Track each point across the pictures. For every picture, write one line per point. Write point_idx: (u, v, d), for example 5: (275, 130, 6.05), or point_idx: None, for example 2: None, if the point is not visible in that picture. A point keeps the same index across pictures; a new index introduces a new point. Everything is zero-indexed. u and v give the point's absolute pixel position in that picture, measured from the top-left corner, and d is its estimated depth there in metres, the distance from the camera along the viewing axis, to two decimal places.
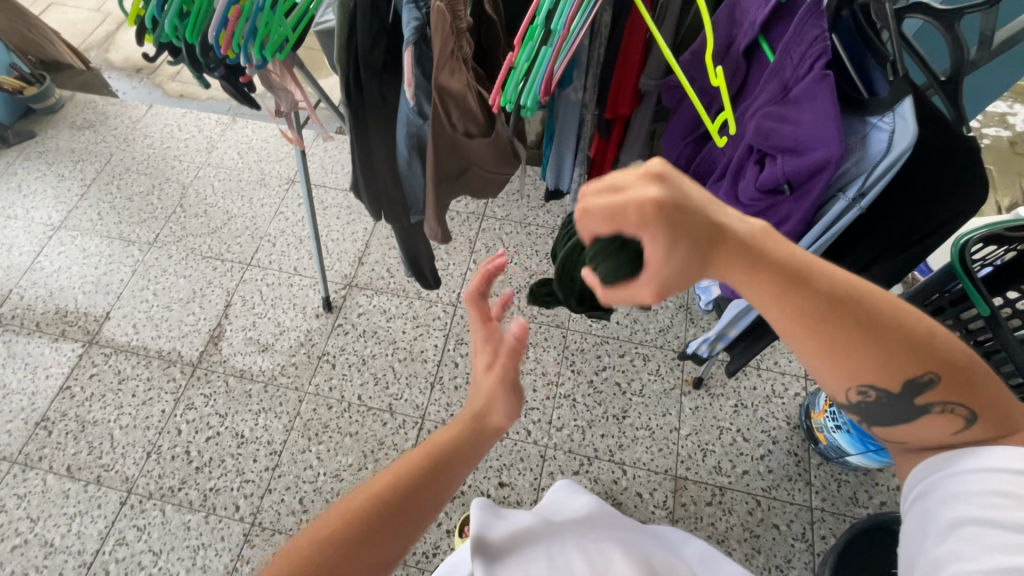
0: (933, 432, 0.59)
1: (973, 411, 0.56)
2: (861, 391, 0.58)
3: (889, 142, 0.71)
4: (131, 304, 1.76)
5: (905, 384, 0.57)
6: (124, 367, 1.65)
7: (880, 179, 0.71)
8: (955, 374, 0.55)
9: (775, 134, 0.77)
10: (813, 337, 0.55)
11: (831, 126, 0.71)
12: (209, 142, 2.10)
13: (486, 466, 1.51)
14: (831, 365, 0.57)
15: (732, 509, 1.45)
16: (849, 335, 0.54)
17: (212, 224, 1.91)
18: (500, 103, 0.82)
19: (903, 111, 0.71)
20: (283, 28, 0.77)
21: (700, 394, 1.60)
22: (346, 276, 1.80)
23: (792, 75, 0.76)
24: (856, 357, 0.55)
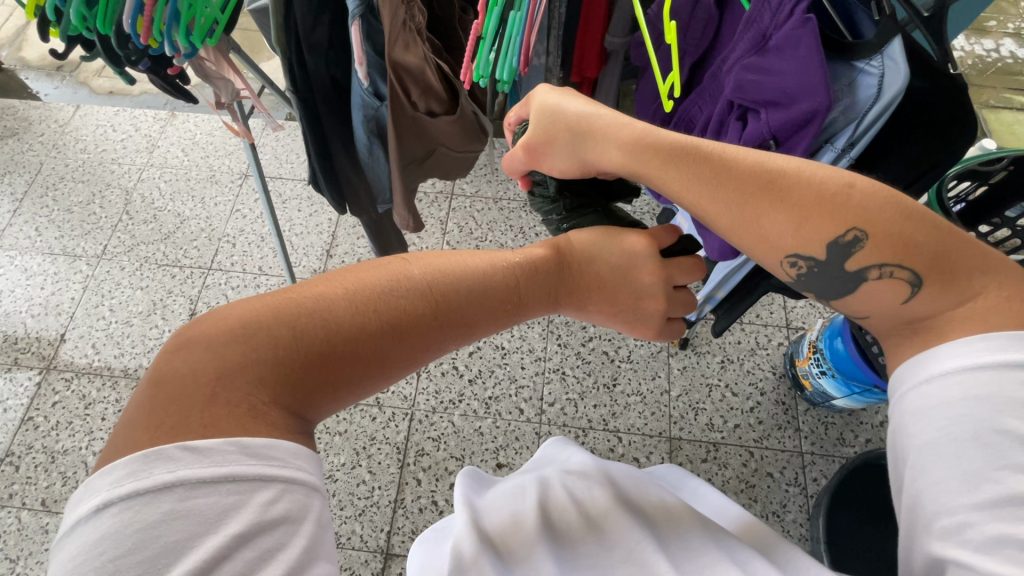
0: (885, 298, 0.60)
1: (917, 275, 0.57)
2: (792, 261, 0.63)
3: (879, 87, 0.69)
4: (87, 323, 1.65)
5: (830, 246, 0.60)
6: (89, 391, 1.56)
7: (873, 126, 0.69)
8: (883, 229, 0.57)
9: (757, 87, 0.72)
10: (730, 212, 0.62)
11: (817, 74, 0.67)
12: (149, 141, 1.95)
13: (483, 449, 1.49)
14: (759, 237, 0.62)
15: (727, 463, 1.48)
16: (760, 206, 0.61)
17: (164, 230, 1.79)
18: (472, 77, 0.75)
19: (892, 52, 0.68)
20: (210, 8, 0.68)
21: (687, 354, 1.61)
22: (316, 271, 1.72)
23: (770, 23, 0.71)
24: (779, 227, 0.61)
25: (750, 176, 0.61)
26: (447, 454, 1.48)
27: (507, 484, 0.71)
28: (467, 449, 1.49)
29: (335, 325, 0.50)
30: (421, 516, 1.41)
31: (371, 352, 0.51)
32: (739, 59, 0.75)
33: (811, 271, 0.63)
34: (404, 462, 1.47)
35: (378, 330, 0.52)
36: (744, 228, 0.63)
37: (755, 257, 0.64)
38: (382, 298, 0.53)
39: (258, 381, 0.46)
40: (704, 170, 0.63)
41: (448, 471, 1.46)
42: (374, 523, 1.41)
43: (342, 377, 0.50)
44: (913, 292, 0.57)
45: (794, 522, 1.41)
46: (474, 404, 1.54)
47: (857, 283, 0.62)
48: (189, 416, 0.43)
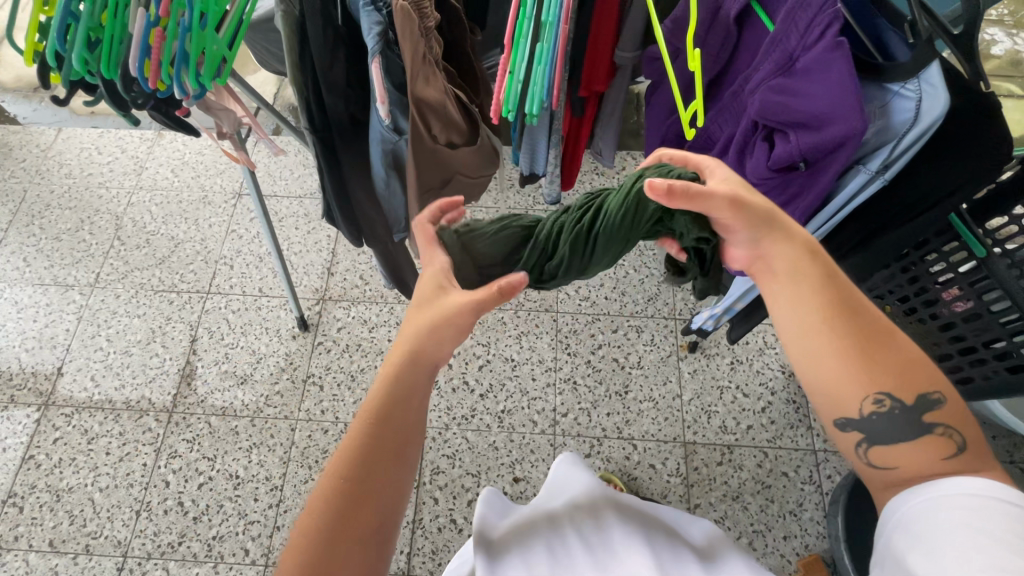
0: (924, 457, 0.63)
1: (964, 442, 0.62)
2: (878, 399, 0.65)
3: (917, 111, 0.68)
4: (85, 355, 1.60)
5: (917, 396, 0.64)
6: (91, 426, 1.52)
7: (909, 151, 0.69)
8: (954, 402, 0.64)
9: (785, 109, 0.71)
10: (826, 323, 0.67)
11: (852, 98, 0.66)
12: (136, 162, 1.90)
13: (498, 464, 1.48)
14: (844, 353, 0.66)
15: (742, 464, 1.48)
16: (853, 327, 0.66)
17: (159, 254, 1.75)
18: (501, 110, 0.79)
19: (931, 77, 0.68)
20: (219, 47, 0.66)
21: (696, 357, 1.61)
22: (317, 289, 1.69)
23: (798, 45, 0.71)
24: (873, 357, 0.65)
25: (860, 305, 0.68)
26: (463, 471, 1.47)
27: (524, 514, 0.75)
28: (483, 465, 1.48)
29: (327, 517, 0.61)
30: (440, 535, 1.40)
31: (355, 511, 0.62)
32: (764, 81, 0.75)
33: (888, 413, 0.65)
34: (419, 481, 1.46)
35: (345, 491, 0.63)
36: (834, 346, 0.66)
37: (836, 368, 0.66)
38: (351, 455, 0.64)
39: None
40: (810, 275, 0.70)
41: (464, 488, 1.45)
42: (394, 545, 1.39)
43: (359, 536, 0.62)
44: (958, 457, 0.61)
45: (810, 520, 1.42)
46: (487, 419, 1.53)
47: (918, 435, 0.64)
48: None
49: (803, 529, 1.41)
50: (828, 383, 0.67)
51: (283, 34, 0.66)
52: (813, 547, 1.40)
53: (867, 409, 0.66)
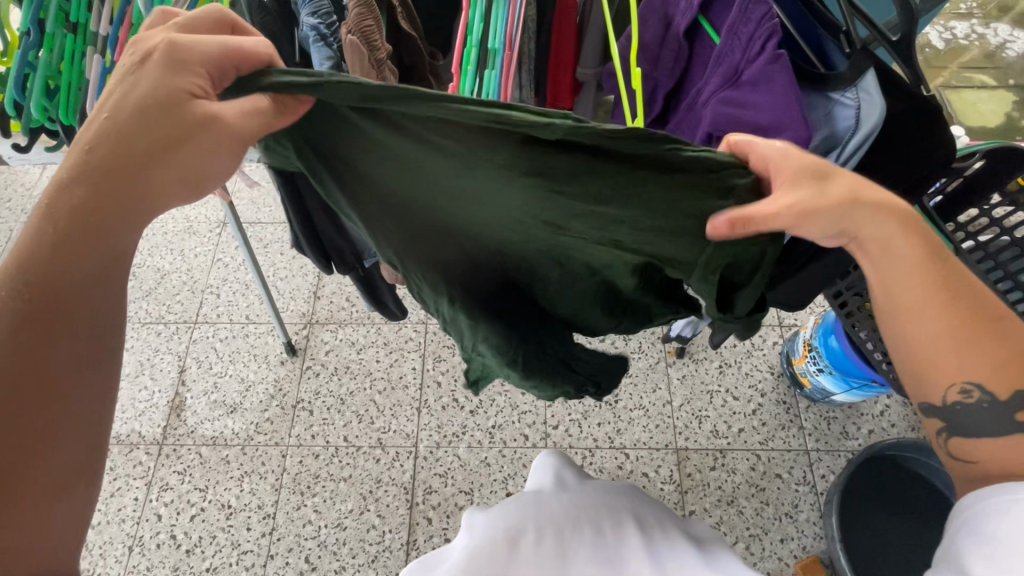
0: (1014, 454, 0.62)
1: None
2: (964, 390, 0.63)
3: (857, 118, 0.67)
4: None
5: (1015, 391, 0.62)
6: None
7: (854, 156, 0.66)
8: None
9: (735, 120, 0.69)
10: (927, 320, 0.62)
11: (796, 107, 0.66)
12: None
13: (491, 480, 1.48)
14: (942, 347, 0.62)
15: (736, 468, 1.48)
16: (955, 323, 0.61)
17: (145, 286, 1.75)
18: None
19: (867, 85, 0.67)
20: None
21: (684, 363, 1.61)
22: (304, 314, 1.69)
23: (741, 57, 0.70)
24: (969, 349, 0.61)
25: (959, 295, 0.61)
26: (455, 489, 1.47)
27: (500, 519, 0.70)
28: (475, 482, 1.47)
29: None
30: None
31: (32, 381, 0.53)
32: (714, 93, 0.74)
33: (975, 404, 0.64)
34: (413, 501, 1.45)
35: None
36: (939, 343, 0.62)
37: (937, 352, 0.63)
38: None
39: None
40: (917, 264, 0.61)
41: (458, 506, 1.45)
42: (389, 568, 1.39)
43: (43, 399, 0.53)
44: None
45: (807, 521, 1.41)
46: (478, 435, 1.53)
47: (1009, 429, 0.63)
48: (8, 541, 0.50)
49: (800, 531, 1.40)
50: (920, 368, 0.65)
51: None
52: (811, 548, 1.39)
53: (951, 398, 0.65)
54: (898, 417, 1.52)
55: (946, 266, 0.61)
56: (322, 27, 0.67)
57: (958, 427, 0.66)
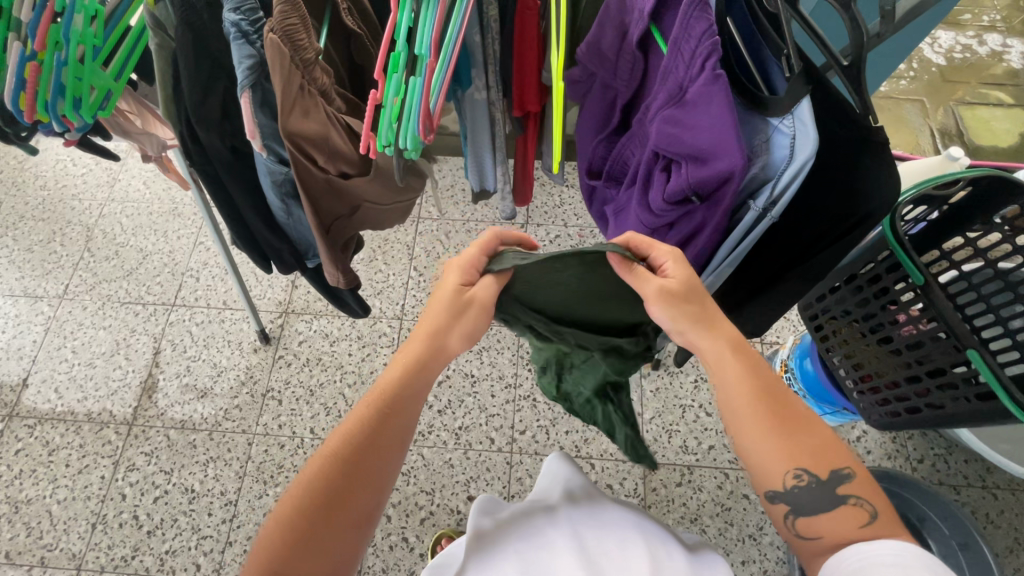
0: (845, 525, 0.66)
1: (875, 508, 0.65)
2: (797, 475, 0.67)
3: (792, 149, 0.64)
4: (50, 366, 1.62)
5: (831, 472, 0.67)
6: (52, 437, 1.52)
7: (788, 190, 0.64)
8: (870, 487, 0.67)
9: (676, 141, 0.68)
10: (749, 419, 0.68)
11: (732, 134, 0.63)
12: (109, 174, 1.91)
13: (453, 482, 1.46)
14: (761, 444, 0.68)
15: (702, 485, 1.45)
16: (770, 421, 0.68)
17: (127, 266, 1.75)
18: (376, 148, 0.64)
19: (803, 113, 0.63)
20: (101, 81, 0.70)
21: (659, 375, 1.58)
22: (280, 302, 1.69)
23: (685, 74, 0.66)
24: (786, 439, 0.67)
25: (782, 395, 0.70)
26: (417, 488, 1.46)
27: (523, 518, 0.73)
28: (438, 482, 1.46)
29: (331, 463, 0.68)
30: (391, 553, 1.39)
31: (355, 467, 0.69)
32: (659, 110, 0.71)
33: (806, 487, 0.67)
34: None
35: (348, 453, 0.69)
36: (763, 441, 0.68)
37: (766, 449, 0.68)
38: (348, 433, 0.70)
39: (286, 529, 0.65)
40: (733, 368, 0.70)
41: (418, 505, 1.44)
42: None
43: (354, 483, 0.68)
44: (871, 525, 0.64)
45: (770, 544, 1.39)
46: (444, 435, 1.51)
47: (834, 506, 0.67)
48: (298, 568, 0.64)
49: (762, 554, 1.38)
50: (756, 469, 0.69)
51: (155, 67, 0.69)
52: (771, 572, 1.36)
53: (789, 483, 0.67)
54: (875, 444, 1.48)
55: (760, 370, 0.71)
56: (243, 23, 0.64)
57: (799, 511, 0.68)
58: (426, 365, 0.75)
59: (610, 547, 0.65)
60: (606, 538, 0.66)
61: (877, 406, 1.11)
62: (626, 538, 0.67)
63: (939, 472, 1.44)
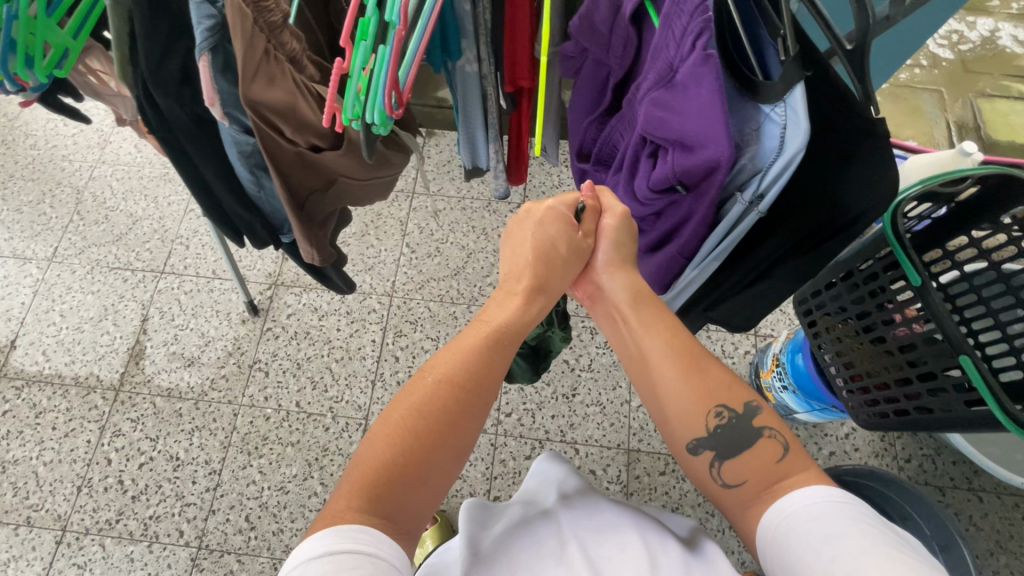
0: (762, 459, 0.67)
1: (784, 439, 0.68)
2: (717, 413, 0.70)
3: (782, 141, 0.61)
4: (38, 329, 1.61)
5: (743, 406, 0.70)
6: (39, 400, 1.53)
7: (776, 184, 0.63)
8: (776, 420, 0.70)
9: (664, 126, 0.65)
10: (658, 363, 0.72)
11: (720, 120, 0.59)
12: (101, 136, 1.87)
13: None
14: (679, 386, 0.70)
15: (686, 475, 1.44)
16: (676, 360, 0.71)
17: (116, 230, 1.73)
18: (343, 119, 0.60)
19: (795, 102, 0.58)
20: (57, 37, 0.68)
21: None
22: (270, 274, 1.67)
23: (676, 54, 0.62)
24: (700, 377, 0.70)
25: (692, 335, 0.73)
26: None
27: (512, 523, 0.74)
28: None
29: (445, 387, 0.66)
30: None
31: (463, 397, 0.66)
32: (649, 90, 0.68)
33: (727, 425, 0.69)
34: None
35: (457, 382, 0.67)
36: (674, 384, 0.70)
37: (682, 391, 0.70)
38: (460, 359, 0.69)
39: (398, 446, 0.61)
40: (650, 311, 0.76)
41: None
42: None
43: (457, 416, 0.65)
44: (786, 456, 0.66)
45: None
46: None
47: (752, 441, 0.69)
48: (405, 496, 0.59)
49: (742, 545, 1.38)
50: (680, 417, 0.70)
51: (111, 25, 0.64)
52: (750, 563, 1.36)
53: (711, 423, 0.70)
54: (863, 442, 1.46)
55: (663, 315, 0.76)
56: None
57: (725, 453, 0.69)
58: (541, 299, 0.78)
59: (613, 547, 0.65)
60: (610, 536, 0.67)
61: (865, 405, 1.09)
62: (624, 537, 0.67)
63: (926, 473, 1.43)
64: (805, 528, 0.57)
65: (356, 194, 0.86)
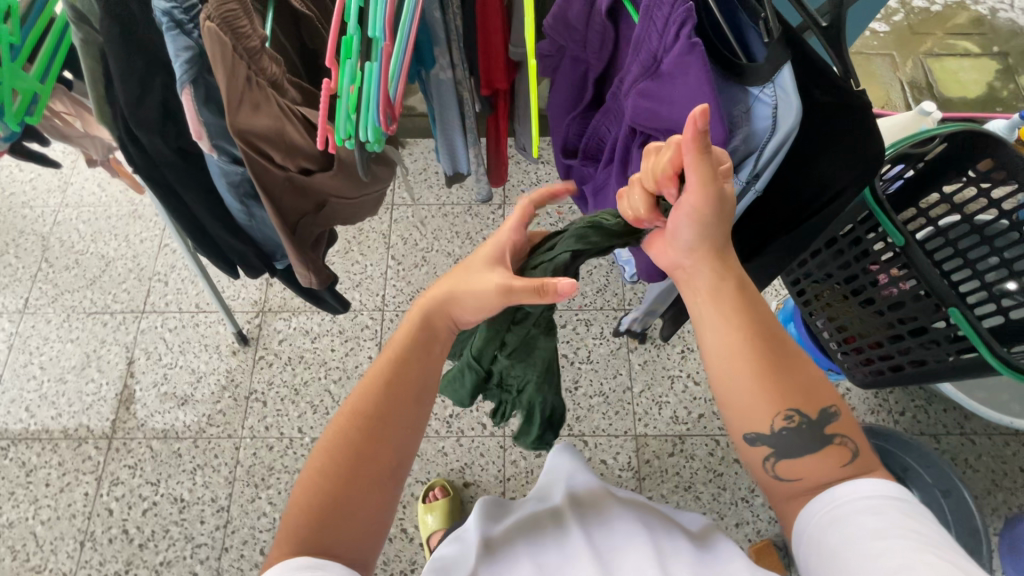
0: (825, 465, 0.64)
1: (857, 446, 0.64)
2: (787, 415, 0.65)
3: (775, 119, 0.63)
4: (18, 385, 1.55)
5: (819, 410, 0.65)
6: (29, 458, 1.47)
7: (773, 162, 0.65)
8: (852, 431, 0.65)
9: (654, 116, 0.67)
10: (735, 362, 0.65)
11: (712, 108, 0.62)
12: (61, 179, 1.80)
13: (448, 469, 1.46)
14: (749, 387, 0.65)
15: (694, 454, 1.47)
16: (753, 362, 0.64)
17: (89, 274, 1.67)
18: (335, 141, 0.59)
19: (784, 82, 0.61)
20: (26, 82, 0.68)
21: (646, 348, 1.58)
22: (256, 301, 1.63)
23: (659, 44, 0.64)
24: (777, 378, 0.64)
25: (772, 338, 0.65)
26: (413, 479, 1.45)
27: (526, 517, 0.75)
28: (432, 472, 1.46)
29: (362, 414, 0.64)
30: (391, 545, 1.39)
31: (386, 419, 0.64)
32: (633, 83, 0.70)
33: (794, 428, 0.65)
34: None
35: (378, 408, 0.64)
36: (745, 383, 0.65)
37: (754, 391, 0.64)
38: (370, 392, 0.65)
39: (321, 482, 0.61)
40: (731, 303, 0.66)
41: (414, 495, 1.44)
42: None
43: (385, 442, 0.64)
44: (851, 465, 0.63)
45: (762, 504, 1.42)
46: (435, 425, 1.50)
47: (821, 445, 0.65)
48: (338, 530, 0.60)
49: (755, 515, 1.40)
50: (739, 414, 0.66)
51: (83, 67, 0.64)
52: (765, 531, 1.39)
53: (778, 424, 0.65)
54: (859, 401, 1.51)
55: (750, 306, 0.66)
56: (175, 11, 0.60)
57: (783, 452, 0.66)
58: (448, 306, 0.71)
59: (615, 546, 0.66)
60: (610, 541, 0.67)
61: (861, 365, 1.13)
62: (630, 536, 0.67)
63: (920, 423, 1.48)
64: (854, 521, 0.57)
65: (346, 211, 0.86)
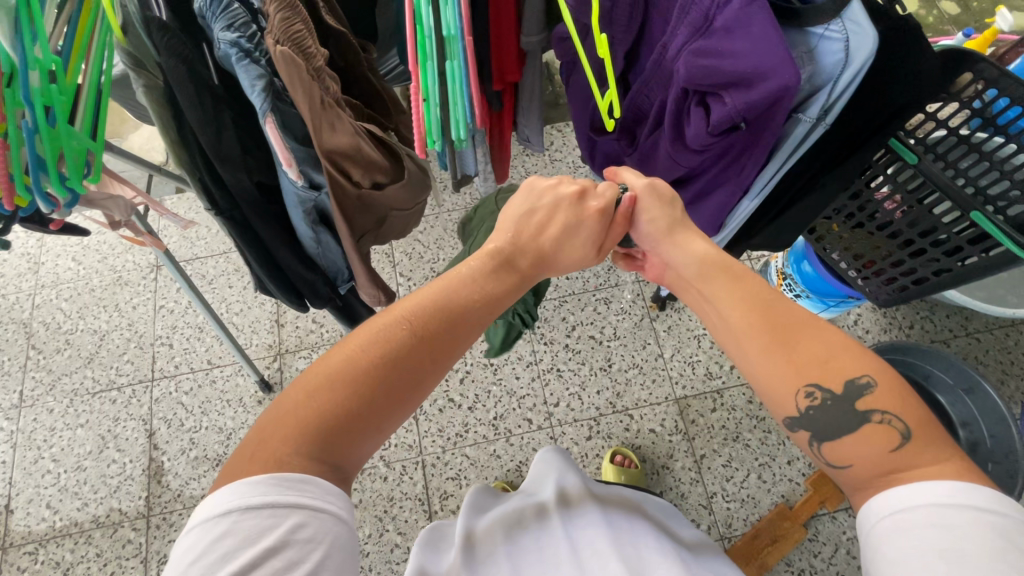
0: (871, 448, 0.56)
1: (909, 426, 0.55)
2: (808, 392, 0.59)
3: (846, 52, 0.76)
4: (32, 484, 1.44)
5: (846, 383, 0.58)
6: (62, 556, 1.38)
7: (848, 88, 0.77)
8: (905, 409, 0.56)
9: (712, 70, 0.78)
10: (748, 334, 0.62)
11: (780, 53, 0.75)
12: (29, 259, 1.69)
13: (504, 471, 1.46)
14: (764, 360, 0.61)
15: (735, 404, 1.51)
16: (766, 331, 0.61)
17: (85, 352, 1.58)
18: (427, 145, 0.78)
19: (854, 17, 0.76)
20: (80, 142, 0.63)
21: (668, 314, 1.62)
22: (271, 345, 1.58)
23: (711, 5, 0.80)
24: (794, 350, 0.59)
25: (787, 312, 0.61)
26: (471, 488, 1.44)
27: (511, 514, 0.76)
28: (489, 476, 1.45)
29: (406, 324, 0.61)
30: None
31: (427, 339, 0.62)
32: (684, 44, 0.83)
33: (820, 407, 0.58)
34: (431, 511, 1.42)
35: (420, 325, 0.62)
36: (760, 357, 0.61)
37: (776, 367, 0.60)
38: (418, 307, 0.63)
39: (347, 386, 0.56)
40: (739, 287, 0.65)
41: None
42: None
43: (420, 360, 0.61)
44: (903, 447, 0.54)
45: None
46: (482, 430, 1.49)
47: (853, 427, 0.57)
48: (353, 436, 0.56)
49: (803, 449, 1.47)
50: (768, 387, 0.61)
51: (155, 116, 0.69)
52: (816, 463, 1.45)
53: (802, 403, 0.59)
54: (871, 322, 1.60)
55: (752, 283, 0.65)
56: (242, 41, 0.62)
57: (820, 432, 0.59)
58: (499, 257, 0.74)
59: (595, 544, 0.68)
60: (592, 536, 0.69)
61: (883, 286, 1.19)
62: (615, 531, 0.70)
63: (929, 332, 1.58)
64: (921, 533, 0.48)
65: (400, 220, 0.89)
